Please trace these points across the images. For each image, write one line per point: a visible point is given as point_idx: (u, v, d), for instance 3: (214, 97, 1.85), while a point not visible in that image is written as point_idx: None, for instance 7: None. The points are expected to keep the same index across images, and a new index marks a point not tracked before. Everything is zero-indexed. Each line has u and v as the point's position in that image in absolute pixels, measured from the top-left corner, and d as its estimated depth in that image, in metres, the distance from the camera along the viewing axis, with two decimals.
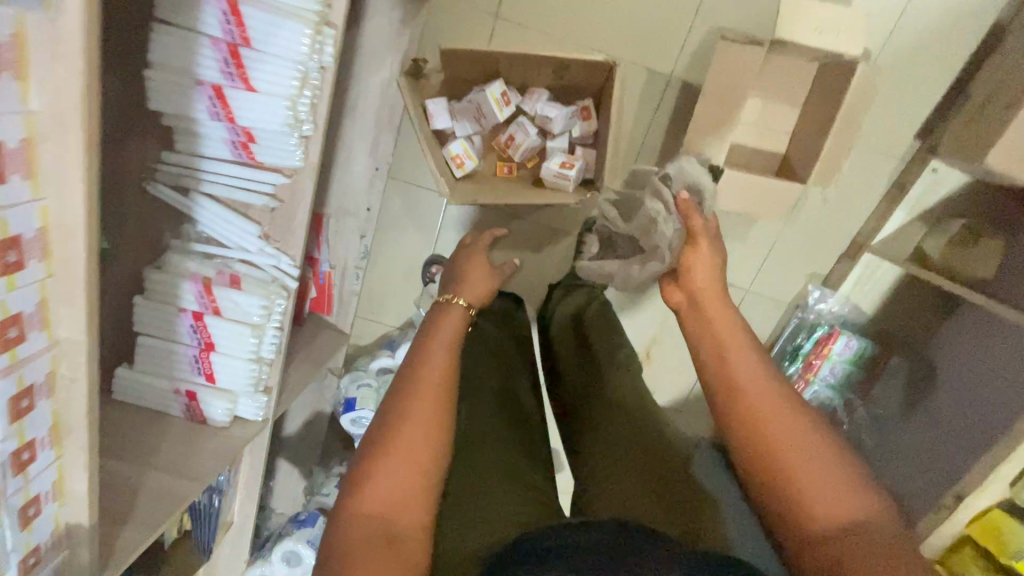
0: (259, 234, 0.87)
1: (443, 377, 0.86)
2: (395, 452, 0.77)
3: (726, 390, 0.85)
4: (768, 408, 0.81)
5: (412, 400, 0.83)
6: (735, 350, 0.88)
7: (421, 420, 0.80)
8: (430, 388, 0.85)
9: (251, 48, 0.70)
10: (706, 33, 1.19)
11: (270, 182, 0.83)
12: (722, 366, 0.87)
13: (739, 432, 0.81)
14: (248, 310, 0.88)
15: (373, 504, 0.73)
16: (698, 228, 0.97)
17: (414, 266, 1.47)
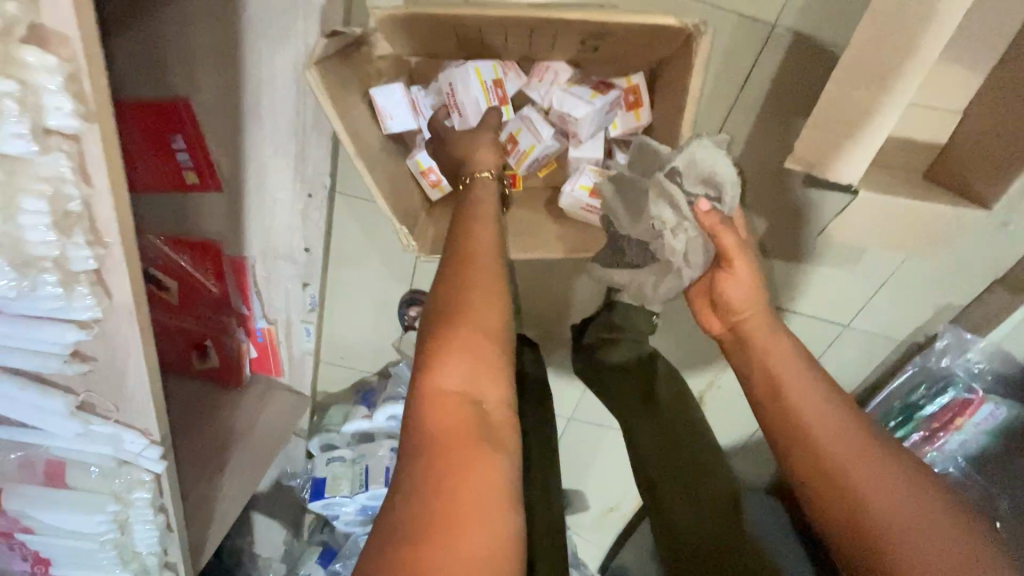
0: (67, 407, 0.50)
1: (489, 251, 0.60)
2: (467, 317, 0.53)
3: (791, 430, 0.61)
4: (848, 448, 0.58)
5: (456, 278, 0.57)
6: (792, 373, 0.64)
7: (486, 275, 0.57)
8: (489, 252, 0.61)
9: None
10: None
11: (52, 335, 0.47)
12: (781, 400, 0.63)
13: (816, 467, 0.59)
14: (83, 519, 0.54)
15: (454, 377, 0.50)
16: (730, 247, 0.64)
17: (386, 303, 1.08)
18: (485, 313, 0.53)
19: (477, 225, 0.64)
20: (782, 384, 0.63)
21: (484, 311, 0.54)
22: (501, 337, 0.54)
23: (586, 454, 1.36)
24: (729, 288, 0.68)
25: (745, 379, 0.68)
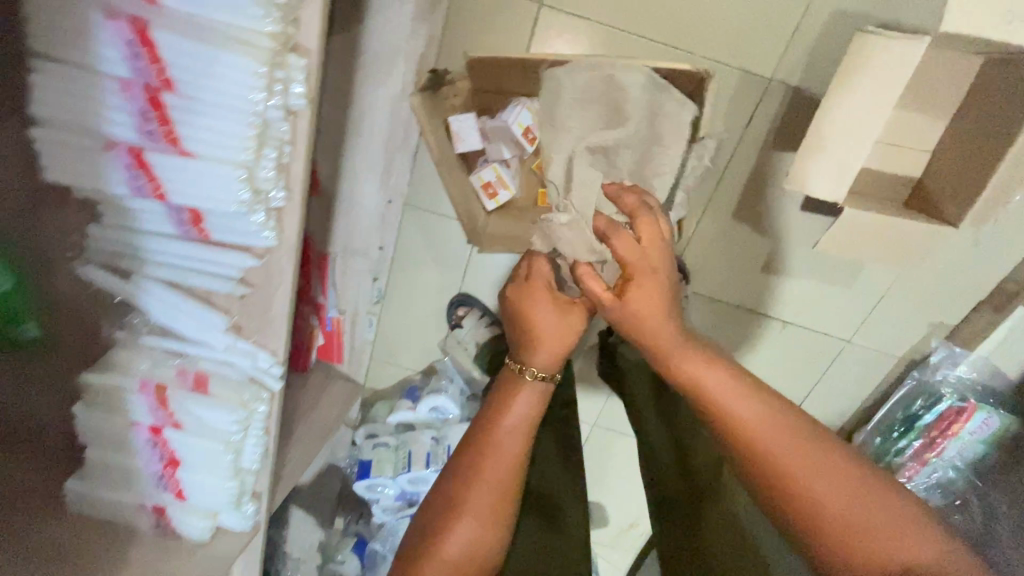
0: (222, 326, 0.65)
1: (523, 430, 0.79)
2: (485, 494, 0.74)
3: (735, 441, 0.64)
4: (786, 446, 0.62)
5: (485, 459, 0.76)
6: (719, 387, 0.66)
7: (502, 456, 0.77)
8: (512, 434, 0.78)
9: (178, 92, 0.48)
10: (823, 22, 0.88)
11: (234, 262, 0.61)
12: (718, 415, 0.65)
13: (760, 474, 0.63)
14: (216, 422, 0.68)
15: (452, 550, 0.71)
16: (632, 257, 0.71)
17: (436, 304, 1.23)
18: (489, 490, 0.75)
19: (515, 406, 0.79)
20: (714, 399, 0.65)
21: (484, 489, 0.75)
22: (506, 509, 0.76)
23: (607, 465, 1.44)
24: (619, 253, 0.71)
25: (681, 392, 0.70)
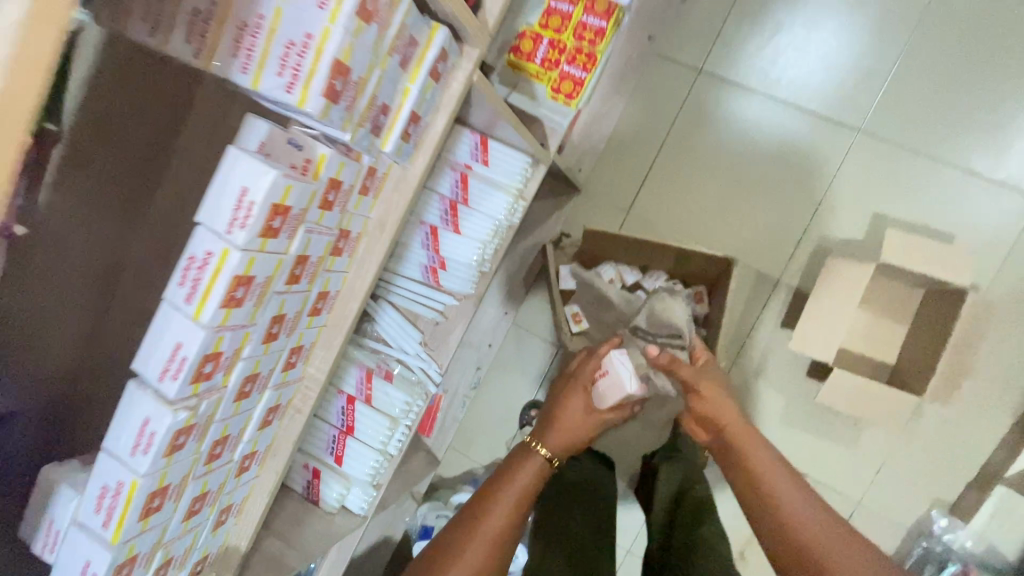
0: (419, 341, 1.08)
1: (513, 502, 0.93)
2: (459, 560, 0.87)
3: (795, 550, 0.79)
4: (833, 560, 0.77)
5: (468, 527, 0.90)
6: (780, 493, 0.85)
7: (487, 534, 0.90)
8: (503, 512, 0.92)
9: (468, 206, 0.96)
10: (811, 250, 1.37)
11: (444, 300, 1.05)
12: (775, 518, 0.83)
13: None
14: (393, 404, 1.01)
15: None
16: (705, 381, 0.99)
17: (514, 407, 1.55)
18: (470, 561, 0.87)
19: (510, 483, 0.96)
20: (775, 506, 0.83)
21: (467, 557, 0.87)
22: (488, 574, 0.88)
23: None
24: (698, 404, 0.99)
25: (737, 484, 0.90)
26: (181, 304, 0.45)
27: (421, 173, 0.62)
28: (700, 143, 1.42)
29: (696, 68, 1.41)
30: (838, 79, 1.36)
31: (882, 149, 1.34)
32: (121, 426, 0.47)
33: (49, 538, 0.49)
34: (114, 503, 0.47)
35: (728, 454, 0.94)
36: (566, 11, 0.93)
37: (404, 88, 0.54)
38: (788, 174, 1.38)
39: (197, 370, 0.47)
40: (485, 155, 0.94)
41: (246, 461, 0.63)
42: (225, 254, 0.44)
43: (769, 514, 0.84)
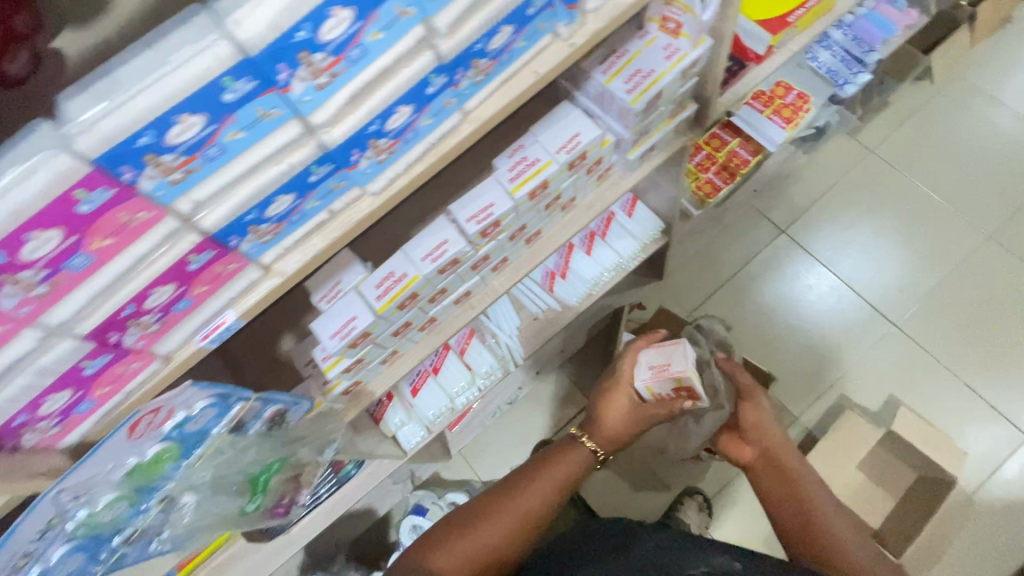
0: (516, 327, 1.23)
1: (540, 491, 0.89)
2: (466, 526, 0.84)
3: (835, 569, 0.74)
4: None
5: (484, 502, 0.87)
6: (838, 543, 0.75)
7: (508, 508, 0.86)
8: (531, 498, 0.88)
9: (604, 239, 1.20)
10: (831, 404, 1.55)
11: (551, 304, 1.24)
12: (812, 544, 0.77)
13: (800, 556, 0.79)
14: (481, 364, 1.21)
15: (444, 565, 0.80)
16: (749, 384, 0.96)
17: (532, 437, 1.66)
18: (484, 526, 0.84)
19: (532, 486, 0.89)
20: (819, 529, 0.77)
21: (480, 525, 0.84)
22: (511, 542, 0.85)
23: None
24: (747, 413, 0.95)
25: (787, 518, 0.81)
26: (505, 180, 0.68)
27: (631, 182, 0.87)
28: (768, 285, 1.66)
29: (780, 229, 1.70)
30: (889, 279, 1.64)
31: (909, 347, 1.58)
32: (423, 240, 0.67)
33: (333, 292, 0.68)
34: (392, 285, 0.66)
35: (779, 482, 0.85)
36: (726, 139, 1.25)
37: (657, 127, 0.80)
38: (833, 336, 1.60)
39: (489, 225, 0.68)
40: (632, 208, 1.21)
41: (427, 325, 0.81)
42: (550, 161, 0.68)
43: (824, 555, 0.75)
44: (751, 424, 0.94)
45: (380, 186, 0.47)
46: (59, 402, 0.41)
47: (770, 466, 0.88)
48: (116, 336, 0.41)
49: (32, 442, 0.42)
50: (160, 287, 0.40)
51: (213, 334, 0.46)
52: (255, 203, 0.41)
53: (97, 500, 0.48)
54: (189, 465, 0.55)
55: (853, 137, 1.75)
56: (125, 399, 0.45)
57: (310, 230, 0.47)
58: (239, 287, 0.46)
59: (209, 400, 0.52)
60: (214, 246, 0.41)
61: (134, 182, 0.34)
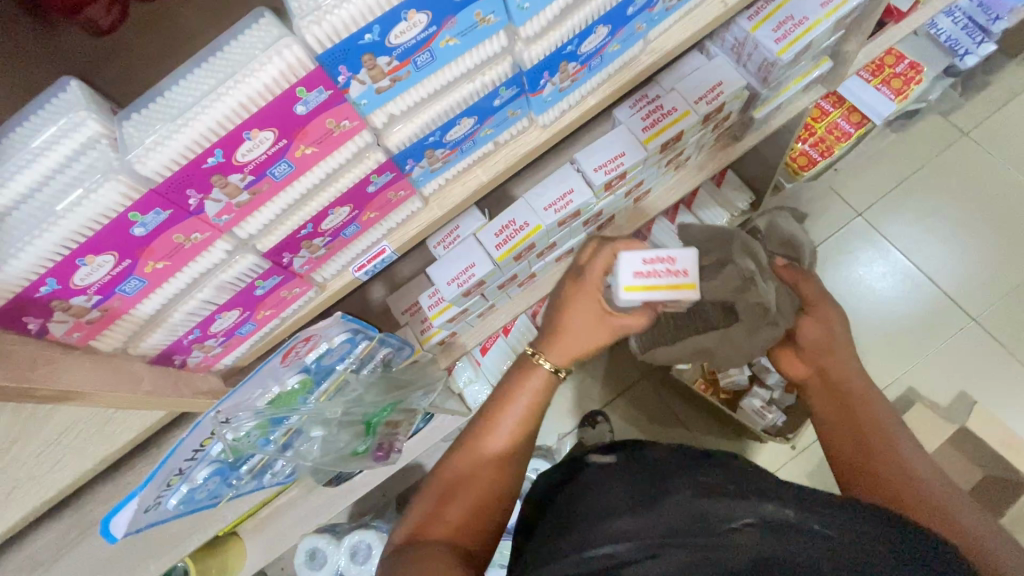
0: None
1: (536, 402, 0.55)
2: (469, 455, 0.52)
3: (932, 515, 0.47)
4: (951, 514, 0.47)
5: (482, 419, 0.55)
6: (893, 456, 0.53)
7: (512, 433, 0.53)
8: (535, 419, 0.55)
9: (689, 208, 1.14)
10: (898, 395, 1.48)
11: None
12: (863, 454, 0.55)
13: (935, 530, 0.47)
14: None
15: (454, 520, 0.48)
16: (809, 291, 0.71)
17: None
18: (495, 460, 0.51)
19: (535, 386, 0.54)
20: (873, 446, 0.55)
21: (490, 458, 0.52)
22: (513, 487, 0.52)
23: None
24: (802, 324, 0.70)
25: (835, 440, 0.58)
26: (637, 130, 0.64)
27: (748, 143, 0.82)
28: (840, 269, 1.55)
29: (856, 211, 1.57)
30: (977, 268, 1.52)
31: (989, 342, 1.47)
32: (547, 189, 0.65)
33: (451, 237, 0.66)
34: (513, 234, 0.64)
35: (831, 403, 0.62)
36: (827, 109, 1.17)
37: (787, 84, 0.74)
38: (905, 328, 1.50)
39: (617, 177, 0.64)
40: (722, 178, 1.15)
41: (526, 280, 0.79)
42: (687, 112, 0.64)
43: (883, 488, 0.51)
44: (806, 334, 0.68)
45: (551, 118, 0.44)
46: (229, 321, 0.39)
47: (824, 386, 0.64)
48: (290, 257, 0.39)
49: (196, 361, 0.41)
50: (338, 207, 0.38)
51: (368, 264, 0.44)
52: (438, 124, 0.38)
53: (245, 423, 0.46)
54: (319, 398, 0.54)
55: (947, 117, 1.59)
56: (280, 324, 0.44)
57: (473, 161, 0.44)
58: (402, 216, 0.44)
59: (346, 335, 0.51)
60: (394, 168, 0.38)
61: (346, 86, 0.31)
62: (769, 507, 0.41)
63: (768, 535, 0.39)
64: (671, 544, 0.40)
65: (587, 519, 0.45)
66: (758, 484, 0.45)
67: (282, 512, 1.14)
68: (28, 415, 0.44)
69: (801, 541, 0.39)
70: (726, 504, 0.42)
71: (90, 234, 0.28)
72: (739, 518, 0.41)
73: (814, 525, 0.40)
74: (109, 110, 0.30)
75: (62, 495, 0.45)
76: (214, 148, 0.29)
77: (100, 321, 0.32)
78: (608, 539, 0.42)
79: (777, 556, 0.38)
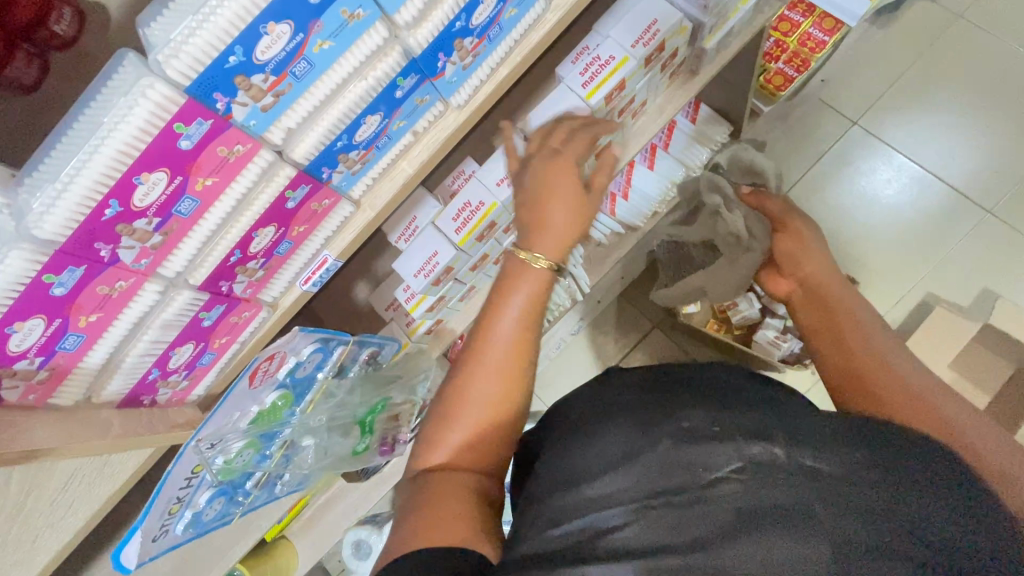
0: (580, 255, 1.17)
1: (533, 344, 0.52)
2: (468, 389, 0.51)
3: (864, 384, 0.56)
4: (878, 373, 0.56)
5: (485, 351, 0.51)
6: (855, 334, 0.62)
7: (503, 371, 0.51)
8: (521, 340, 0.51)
9: (666, 150, 1.11)
10: (916, 302, 1.44)
11: (613, 229, 1.15)
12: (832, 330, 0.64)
13: (848, 386, 0.57)
14: (549, 295, 1.18)
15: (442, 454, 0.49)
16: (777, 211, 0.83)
17: None
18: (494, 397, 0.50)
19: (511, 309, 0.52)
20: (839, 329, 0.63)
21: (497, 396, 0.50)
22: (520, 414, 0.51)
23: None
24: (782, 244, 0.78)
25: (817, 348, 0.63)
26: (576, 87, 0.62)
27: (707, 76, 0.78)
28: (842, 183, 1.49)
29: (851, 121, 1.50)
30: (987, 159, 1.44)
31: (1008, 234, 1.41)
32: (496, 164, 0.64)
33: (410, 230, 0.66)
34: (470, 216, 0.64)
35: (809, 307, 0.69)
36: (798, 20, 1.10)
37: (735, 7, 0.71)
38: (915, 233, 1.45)
39: None
40: (694, 113, 1.12)
41: (500, 257, 0.79)
42: (626, 58, 0.62)
43: (862, 381, 0.57)
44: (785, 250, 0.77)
45: (463, 98, 0.43)
46: (185, 353, 0.41)
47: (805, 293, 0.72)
48: (226, 283, 0.39)
49: (165, 397, 0.43)
50: (263, 227, 0.38)
51: (314, 276, 0.45)
52: (344, 127, 0.37)
53: (231, 444, 0.48)
54: (304, 405, 0.56)
55: (937, 2, 1.49)
56: (240, 348, 0.45)
57: (395, 156, 0.44)
58: (335, 223, 0.44)
59: (315, 345, 0.52)
60: (309, 180, 0.38)
61: (228, 110, 0.31)
62: (756, 448, 0.41)
63: (754, 482, 0.39)
64: (663, 509, 0.40)
65: (572, 483, 0.44)
66: (737, 422, 0.44)
67: (324, 510, 1.20)
68: (33, 469, 0.47)
69: (791, 484, 0.38)
70: (706, 448, 0.42)
71: (12, 301, 0.29)
72: (723, 465, 0.41)
73: (806, 462, 0.40)
74: (9, 176, 0.30)
75: (79, 537, 0.48)
76: (109, 200, 0.29)
77: (49, 377, 0.34)
78: (599, 507, 0.41)
79: (762, 502, 0.38)
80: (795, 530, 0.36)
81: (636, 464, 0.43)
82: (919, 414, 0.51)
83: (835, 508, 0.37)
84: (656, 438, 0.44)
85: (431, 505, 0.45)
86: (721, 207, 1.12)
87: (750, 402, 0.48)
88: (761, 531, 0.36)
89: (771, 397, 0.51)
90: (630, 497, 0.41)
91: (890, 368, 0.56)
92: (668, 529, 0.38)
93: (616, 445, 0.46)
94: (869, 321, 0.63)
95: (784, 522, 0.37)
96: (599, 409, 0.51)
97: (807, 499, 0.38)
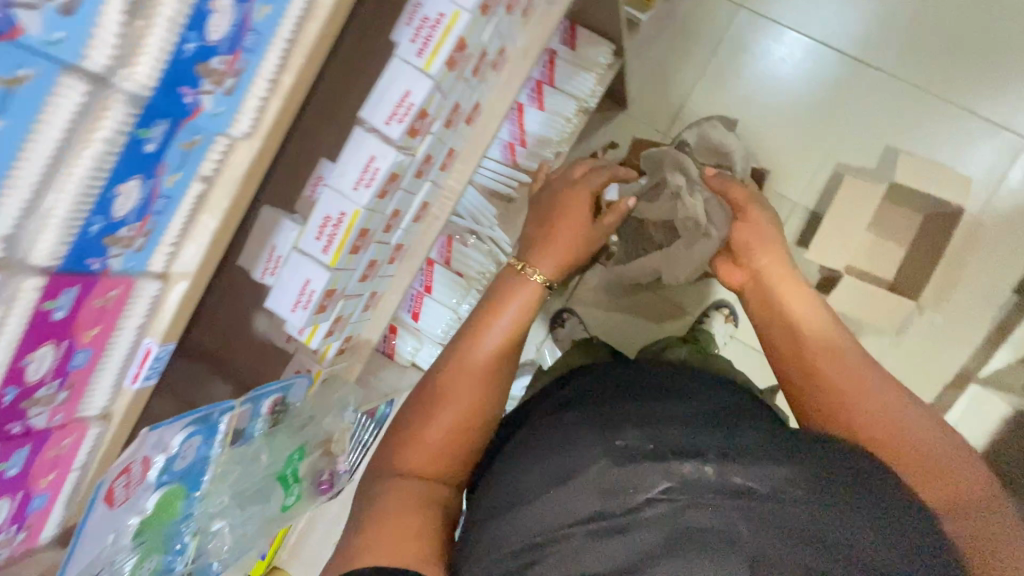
0: (494, 215, 1.14)
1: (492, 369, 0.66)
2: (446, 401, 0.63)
3: (812, 380, 0.65)
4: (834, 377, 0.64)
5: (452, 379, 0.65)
6: (815, 335, 0.69)
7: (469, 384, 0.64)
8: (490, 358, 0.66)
9: (552, 85, 1.06)
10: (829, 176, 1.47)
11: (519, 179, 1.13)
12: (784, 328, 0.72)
13: (797, 375, 0.67)
14: (471, 265, 1.13)
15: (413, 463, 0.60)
16: (735, 194, 0.88)
17: None
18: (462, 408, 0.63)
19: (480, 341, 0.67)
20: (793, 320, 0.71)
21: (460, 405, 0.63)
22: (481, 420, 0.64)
23: None
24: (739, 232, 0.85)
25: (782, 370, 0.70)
26: (411, 58, 0.54)
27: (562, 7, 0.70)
28: (739, 74, 1.46)
29: (737, 5, 1.45)
30: (872, 16, 1.42)
31: (901, 88, 1.43)
32: (346, 166, 0.56)
33: (274, 261, 0.59)
34: (334, 231, 0.57)
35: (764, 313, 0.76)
36: None
37: None
38: (816, 108, 1.46)
39: (416, 119, 0.55)
40: (573, 38, 1.05)
41: (395, 255, 0.73)
42: (457, 12, 0.53)
43: (815, 377, 0.65)
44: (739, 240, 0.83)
45: (244, 126, 0.39)
46: (10, 502, 0.40)
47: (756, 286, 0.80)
48: (20, 424, 0.38)
49: (12, 546, 0.43)
50: (32, 356, 0.36)
51: (141, 372, 0.44)
52: (90, 209, 0.34)
53: (122, 559, 0.48)
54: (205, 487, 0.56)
55: None
56: (82, 471, 0.45)
57: (191, 212, 0.41)
58: (141, 309, 0.42)
59: (184, 436, 0.50)
60: (71, 282, 0.36)
61: None
62: (686, 468, 0.48)
63: (679, 500, 0.46)
64: (595, 530, 0.46)
65: (516, 509, 0.50)
66: (675, 444, 0.51)
67: (308, 532, 1.20)
68: None
69: (715, 504, 0.46)
70: (637, 471, 0.48)
71: None
72: (652, 487, 0.47)
73: (733, 482, 0.47)
74: None
75: None
76: None
77: None
78: (541, 534, 0.47)
79: (688, 522, 0.45)
80: (711, 546, 0.43)
81: (570, 487, 0.49)
82: (866, 412, 0.60)
83: (749, 518, 0.45)
84: (589, 460, 0.51)
85: (385, 521, 0.53)
86: (682, 189, 1.08)
87: (686, 419, 0.56)
88: (682, 550, 0.43)
89: (709, 408, 0.59)
90: (565, 519, 0.47)
91: (844, 364, 0.65)
92: (600, 552, 0.44)
93: (550, 471, 0.52)
94: (823, 320, 0.70)
95: (703, 539, 0.44)
96: (544, 438, 0.57)
97: (729, 512, 0.45)
